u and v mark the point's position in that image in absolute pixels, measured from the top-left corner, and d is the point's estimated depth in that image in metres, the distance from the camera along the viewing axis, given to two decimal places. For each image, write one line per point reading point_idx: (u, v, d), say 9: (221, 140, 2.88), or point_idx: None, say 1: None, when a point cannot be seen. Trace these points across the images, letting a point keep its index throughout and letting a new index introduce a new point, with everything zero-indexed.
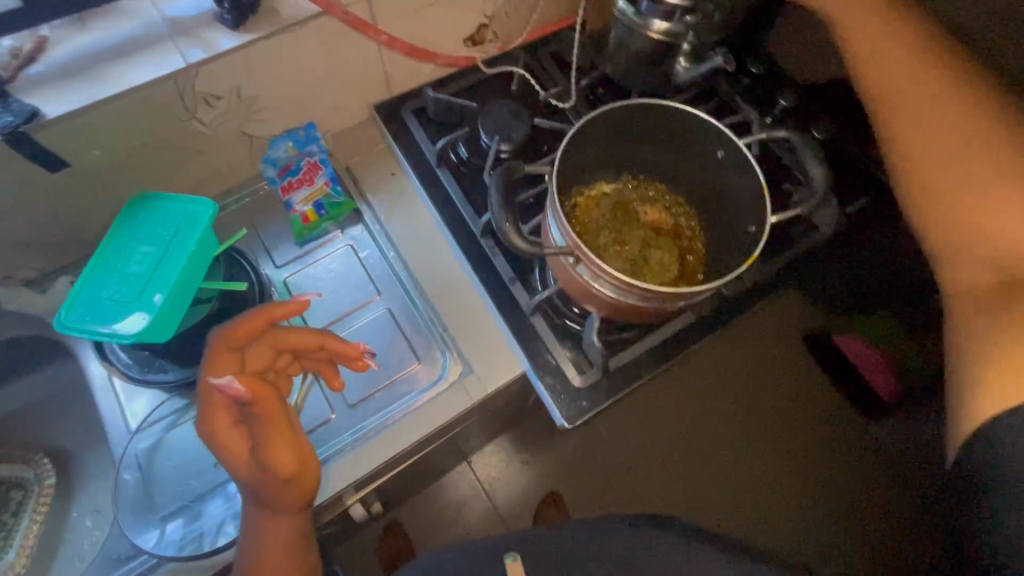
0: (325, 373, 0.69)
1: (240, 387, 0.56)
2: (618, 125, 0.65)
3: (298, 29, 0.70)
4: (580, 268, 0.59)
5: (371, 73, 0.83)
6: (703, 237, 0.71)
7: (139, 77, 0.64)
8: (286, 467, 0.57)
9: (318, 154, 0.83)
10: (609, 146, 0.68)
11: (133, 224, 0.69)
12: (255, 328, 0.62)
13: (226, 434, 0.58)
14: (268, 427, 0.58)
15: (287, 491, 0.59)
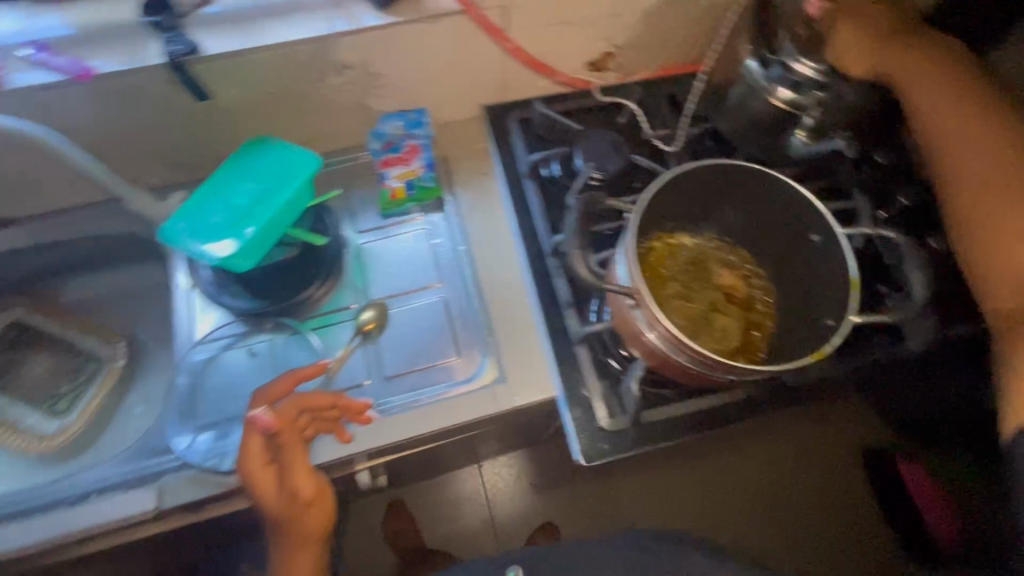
0: (335, 432, 0.74)
1: (272, 418, 0.68)
2: (717, 181, 0.63)
3: (434, 21, 0.75)
4: (637, 312, 0.58)
5: (490, 76, 0.86)
6: (775, 317, 0.67)
7: (288, 34, 0.72)
8: (306, 494, 0.68)
9: (421, 137, 0.86)
10: (701, 200, 0.66)
11: (247, 161, 0.76)
12: (284, 389, 0.72)
13: (259, 473, 0.68)
14: (294, 457, 0.69)
15: (310, 519, 0.71)
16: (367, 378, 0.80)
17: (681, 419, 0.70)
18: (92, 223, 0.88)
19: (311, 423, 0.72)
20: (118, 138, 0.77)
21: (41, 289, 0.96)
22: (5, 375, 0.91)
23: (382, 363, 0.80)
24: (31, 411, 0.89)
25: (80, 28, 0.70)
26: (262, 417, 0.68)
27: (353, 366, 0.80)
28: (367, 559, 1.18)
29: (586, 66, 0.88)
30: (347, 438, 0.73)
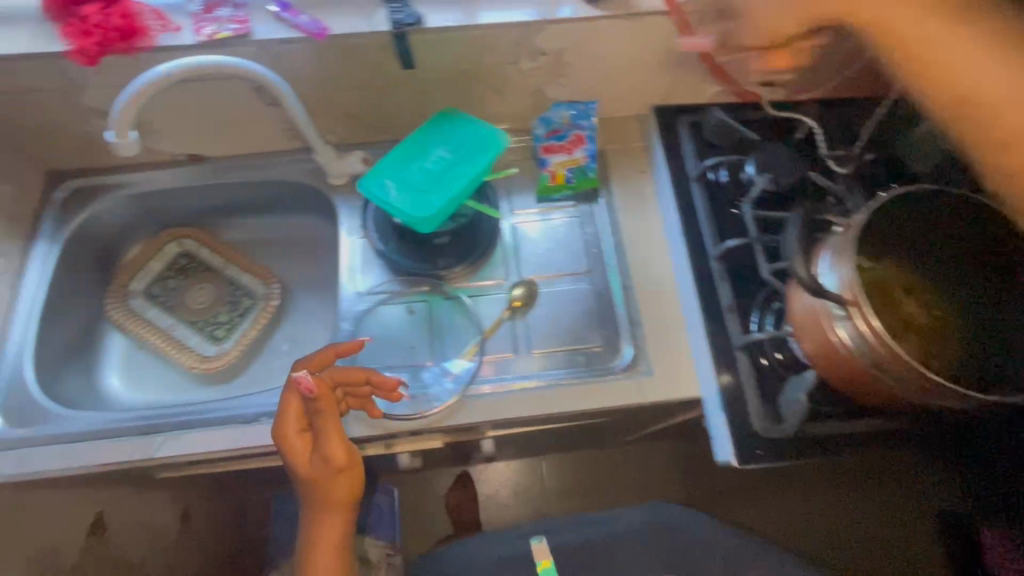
0: (366, 408, 0.75)
1: (311, 383, 0.66)
2: (930, 210, 0.66)
3: (636, 19, 0.77)
4: (840, 324, 0.61)
5: (666, 78, 0.88)
6: (955, 353, 0.66)
7: (501, 18, 0.75)
8: (337, 460, 0.67)
9: (587, 130, 0.90)
10: (905, 226, 0.67)
11: (439, 129, 0.80)
12: (322, 361, 0.72)
13: (295, 437, 0.69)
14: (327, 423, 0.68)
15: (338, 489, 0.69)
16: (515, 349, 0.83)
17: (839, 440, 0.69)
18: (273, 170, 0.96)
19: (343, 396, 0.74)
20: (323, 95, 0.83)
21: (211, 225, 1.04)
22: (172, 297, 1.00)
23: (530, 338, 0.84)
24: (193, 333, 0.97)
25: None
26: (303, 379, 0.66)
27: (501, 338, 0.84)
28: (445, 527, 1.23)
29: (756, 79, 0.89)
30: (379, 413, 0.75)
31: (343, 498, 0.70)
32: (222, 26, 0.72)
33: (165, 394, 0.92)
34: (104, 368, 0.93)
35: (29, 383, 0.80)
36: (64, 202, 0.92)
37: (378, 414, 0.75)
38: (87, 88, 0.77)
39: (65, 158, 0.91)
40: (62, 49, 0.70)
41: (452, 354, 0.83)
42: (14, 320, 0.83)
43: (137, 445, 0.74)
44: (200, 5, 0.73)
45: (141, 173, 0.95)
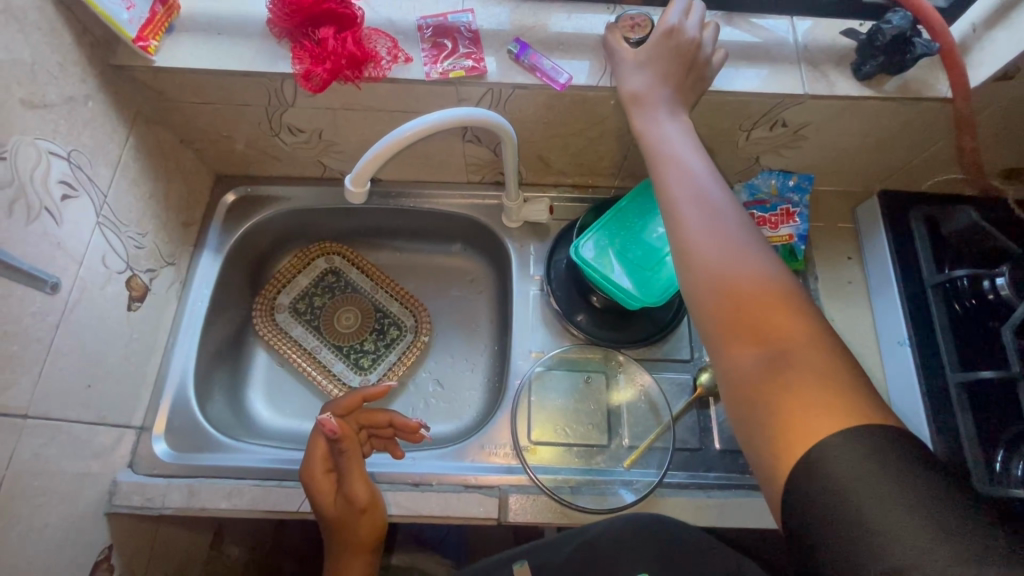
0: (390, 449, 0.73)
1: (335, 422, 0.64)
2: None
3: (912, 102, 0.68)
4: None
5: (905, 162, 0.79)
6: None
7: (759, 86, 0.68)
8: (361, 501, 0.64)
9: (798, 206, 0.80)
10: None
11: (651, 197, 0.76)
12: (350, 402, 0.70)
13: (319, 478, 0.65)
14: (354, 463, 0.65)
15: (362, 532, 0.64)
16: (701, 445, 0.75)
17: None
18: (445, 200, 0.91)
19: (368, 438, 0.72)
20: (530, 138, 0.77)
21: (362, 244, 1.00)
22: (319, 317, 0.95)
23: (717, 433, 0.76)
24: (338, 359, 0.93)
25: (554, 32, 0.69)
26: (328, 419, 0.64)
27: (686, 427, 0.76)
28: None
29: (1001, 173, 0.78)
30: (401, 455, 0.73)
31: (367, 543, 0.65)
32: (456, 61, 0.66)
33: (309, 422, 0.88)
34: (250, 387, 0.89)
35: (192, 405, 0.77)
36: (230, 210, 0.89)
37: (400, 455, 0.73)
38: (293, 108, 0.72)
39: (239, 164, 0.87)
40: (288, 71, 0.66)
41: (636, 443, 0.75)
42: (179, 333, 0.81)
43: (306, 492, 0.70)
44: (432, 36, 0.68)
45: (309, 187, 0.91)
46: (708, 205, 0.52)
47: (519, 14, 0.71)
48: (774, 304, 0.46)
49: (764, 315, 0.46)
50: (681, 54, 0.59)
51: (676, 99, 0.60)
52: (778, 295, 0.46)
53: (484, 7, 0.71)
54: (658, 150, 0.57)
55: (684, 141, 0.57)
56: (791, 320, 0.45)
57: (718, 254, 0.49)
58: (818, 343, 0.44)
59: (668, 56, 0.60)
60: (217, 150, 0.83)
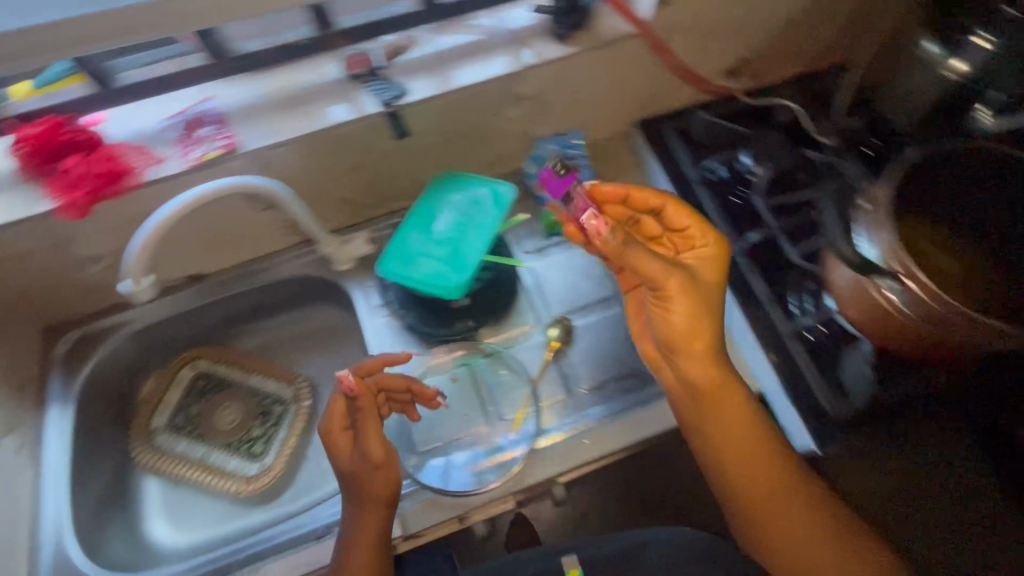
0: (407, 412, 0.77)
1: (351, 379, 0.65)
2: (961, 164, 0.67)
3: (610, 46, 0.79)
4: (889, 292, 0.60)
5: (644, 93, 0.90)
6: (990, 283, 0.69)
7: (482, 74, 0.76)
8: (375, 458, 0.64)
9: (578, 158, 0.90)
10: (927, 185, 0.68)
11: (437, 195, 0.81)
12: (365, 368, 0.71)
13: (336, 434, 0.67)
14: (369, 423, 0.65)
15: (376, 488, 0.65)
16: (565, 392, 0.81)
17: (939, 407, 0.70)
18: (277, 269, 0.94)
19: (386, 400, 0.74)
20: (318, 186, 0.82)
21: (220, 339, 1.00)
22: (201, 424, 0.95)
23: (576, 375, 0.82)
24: (232, 456, 0.93)
25: (293, 90, 0.75)
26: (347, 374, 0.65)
27: (551, 382, 0.82)
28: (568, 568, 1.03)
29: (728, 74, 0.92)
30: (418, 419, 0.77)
31: (383, 500, 0.65)
32: (208, 146, 0.71)
33: (218, 527, 0.87)
34: (148, 519, 0.87)
35: (77, 560, 0.75)
36: (67, 357, 0.88)
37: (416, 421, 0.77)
38: (77, 238, 0.74)
39: (59, 312, 0.87)
40: (49, 208, 0.68)
41: (513, 414, 0.80)
42: (45, 496, 0.78)
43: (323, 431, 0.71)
44: (181, 131, 0.72)
45: (143, 306, 0.91)
46: (725, 428, 0.66)
47: (257, 84, 0.76)
48: (748, 465, 0.65)
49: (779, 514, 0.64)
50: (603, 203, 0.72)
51: (694, 306, 0.64)
52: (821, 520, 0.63)
53: (224, 89, 0.76)
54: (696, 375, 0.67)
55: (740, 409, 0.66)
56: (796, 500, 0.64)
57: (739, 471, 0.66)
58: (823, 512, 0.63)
59: (688, 284, 0.64)
60: (30, 306, 0.83)
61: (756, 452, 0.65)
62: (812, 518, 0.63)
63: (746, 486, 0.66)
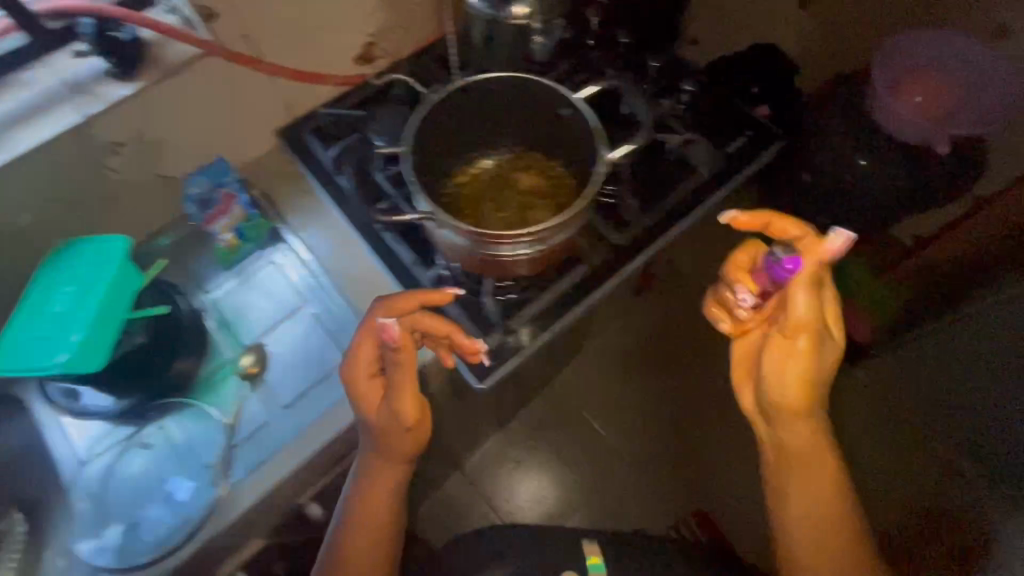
0: (443, 354, 0.72)
1: (394, 330, 0.63)
2: (490, 102, 0.71)
3: (184, 71, 0.77)
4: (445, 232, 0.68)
5: (271, 102, 0.90)
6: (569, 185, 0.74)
7: (42, 136, 0.71)
8: (408, 417, 0.67)
9: (232, 184, 0.91)
10: (482, 126, 0.74)
11: (54, 267, 0.75)
12: (402, 307, 0.67)
13: (365, 384, 0.69)
14: (405, 375, 0.66)
15: (405, 443, 0.70)
16: (267, 415, 0.81)
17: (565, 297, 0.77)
18: None
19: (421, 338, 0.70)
20: None
21: None
22: None
23: (276, 395, 0.83)
24: None
25: None
26: (389, 326, 0.63)
27: (250, 411, 0.82)
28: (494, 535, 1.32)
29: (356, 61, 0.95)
30: (449, 363, 0.72)
31: (406, 452, 0.71)
32: None
33: None
34: None
35: None
36: None
37: (449, 365, 0.72)
38: None
39: None
40: None
41: (210, 460, 0.79)
42: None
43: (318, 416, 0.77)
44: None
45: None
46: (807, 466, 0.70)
47: None
48: (816, 493, 0.70)
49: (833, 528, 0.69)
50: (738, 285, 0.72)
51: (810, 378, 0.66)
52: (841, 511, 0.69)
53: None
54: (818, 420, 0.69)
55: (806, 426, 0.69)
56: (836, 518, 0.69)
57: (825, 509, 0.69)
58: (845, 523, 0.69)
59: (819, 355, 0.65)
60: None
61: (829, 467, 0.70)
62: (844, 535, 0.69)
63: (807, 510, 0.70)
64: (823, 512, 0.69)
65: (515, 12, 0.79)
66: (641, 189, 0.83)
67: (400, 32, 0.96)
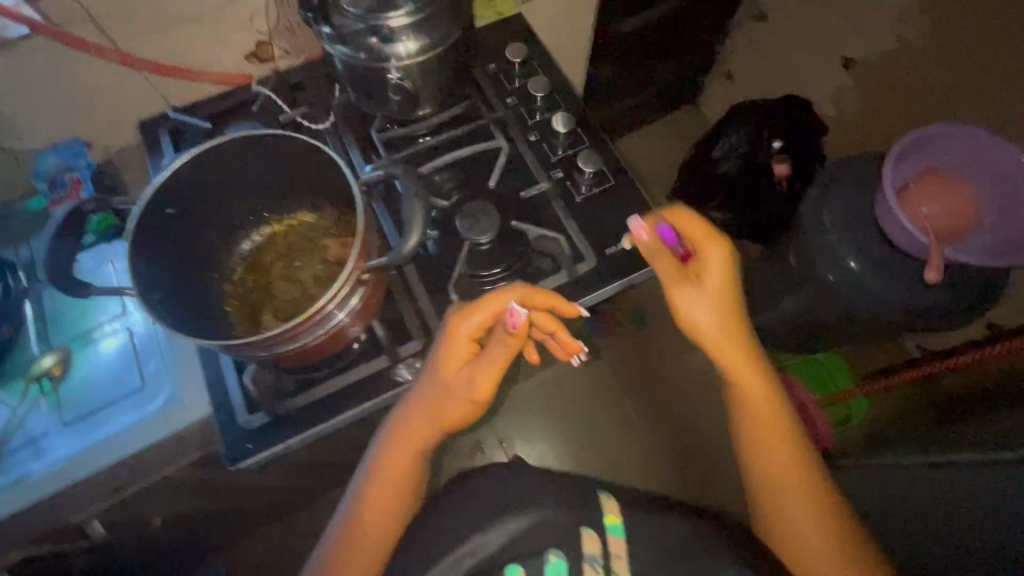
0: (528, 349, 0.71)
1: (522, 318, 0.59)
2: (285, 160, 0.62)
3: (13, 49, 0.72)
4: (152, 299, 0.55)
5: (137, 90, 0.84)
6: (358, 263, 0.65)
7: None
8: (480, 393, 0.63)
9: (81, 170, 0.84)
10: (287, 181, 0.66)
11: None
12: (542, 301, 0.62)
13: (463, 343, 0.64)
14: (500, 359, 0.61)
15: (457, 415, 0.64)
16: (46, 430, 0.77)
17: (359, 385, 0.68)
18: None
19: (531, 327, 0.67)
20: None
21: None
22: None
23: (62, 411, 0.78)
24: None
25: None
26: (518, 313, 0.59)
27: (30, 422, 0.77)
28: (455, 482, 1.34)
29: (245, 58, 0.87)
30: (535, 358, 0.71)
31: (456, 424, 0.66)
32: None
33: None
34: None
35: None
36: None
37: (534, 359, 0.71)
38: None
39: None
40: None
41: None
42: None
43: (426, 363, 0.66)
44: None
45: None
46: (780, 441, 0.61)
47: None
48: (792, 484, 0.59)
49: (782, 477, 0.60)
50: (671, 276, 0.61)
51: (718, 310, 0.60)
52: (814, 477, 0.60)
53: None
54: (759, 389, 0.61)
55: (758, 390, 0.61)
56: (796, 471, 0.60)
57: (793, 496, 0.59)
58: (814, 494, 0.59)
59: (713, 218, 0.61)
60: None
61: (784, 451, 0.60)
62: (808, 492, 0.59)
63: (768, 488, 0.60)
64: (816, 516, 0.58)
65: (376, 46, 0.67)
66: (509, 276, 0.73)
67: (299, 33, 0.87)
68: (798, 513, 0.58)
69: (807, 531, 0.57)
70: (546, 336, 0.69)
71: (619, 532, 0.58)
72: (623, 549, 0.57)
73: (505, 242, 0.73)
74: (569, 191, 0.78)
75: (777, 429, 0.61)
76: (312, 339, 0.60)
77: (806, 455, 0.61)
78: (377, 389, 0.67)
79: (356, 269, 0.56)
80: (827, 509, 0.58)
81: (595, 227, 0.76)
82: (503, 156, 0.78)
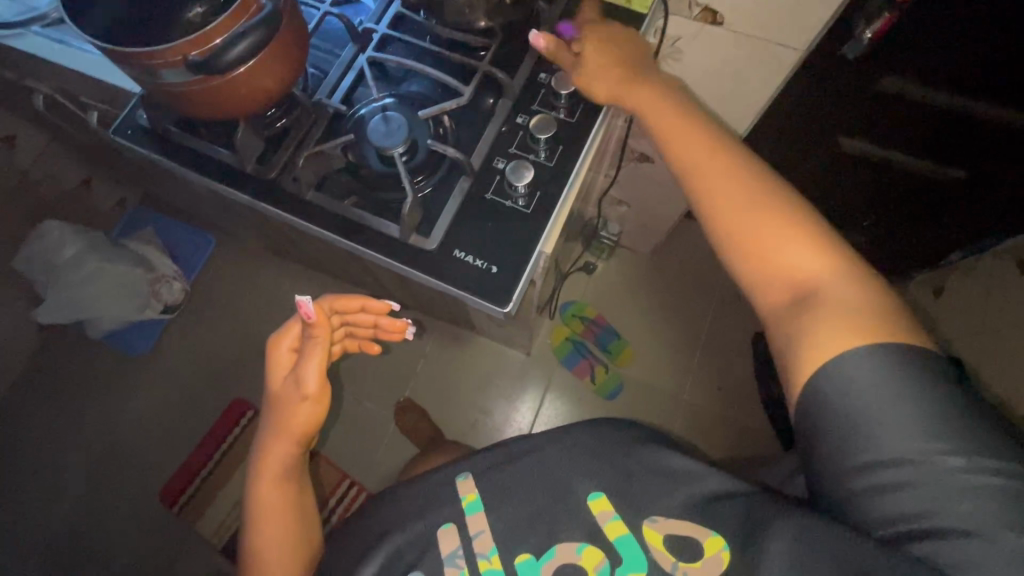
0: (365, 344, 0.83)
1: (312, 308, 0.69)
2: None
3: None
4: None
5: None
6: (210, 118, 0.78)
7: None
8: (308, 386, 0.71)
9: None
10: None
11: None
12: (352, 305, 0.76)
13: (285, 352, 0.75)
14: (318, 345, 0.71)
15: (298, 417, 0.72)
16: None
17: (211, 163, 0.77)
18: None
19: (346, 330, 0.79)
20: None
21: None
22: None
23: None
24: None
25: None
26: (307, 304, 0.69)
27: None
28: (411, 428, 1.54)
29: None
30: (376, 349, 0.82)
31: (297, 429, 0.72)
32: None
33: None
34: None
35: None
36: None
37: (373, 349, 0.82)
38: None
39: None
40: None
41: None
42: None
43: (268, 388, 0.77)
44: None
45: None
46: (769, 225, 0.56)
47: None
48: (811, 264, 0.54)
49: (812, 269, 0.54)
50: (608, 38, 0.71)
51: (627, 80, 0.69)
52: (822, 234, 0.56)
53: None
54: (729, 196, 0.59)
55: (721, 144, 0.63)
56: (811, 259, 0.55)
57: (826, 264, 0.54)
58: (826, 249, 0.55)
59: (612, 33, 0.72)
60: None
61: (761, 196, 0.58)
62: (819, 302, 0.52)
63: (766, 251, 0.56)
64: (838, 301, 0.52)
65: None
66: (377, 194, 0.75)
67: None
68: (827, 317, 0.52)
69: (830, 333, 0.51)
70: (375, 333, 0.82)
71: (477, 511, 0.63)
72: (480, 525, 0.62)
73: (392, 168, 0.72)
74: (486, 184, 0.74)
75: (756, 191, 0.58)
76: (124, 73, 0.65)
77: (788, 196, 0.58)
78: (217, 178, 0.77)
79: (185, 49, 0.59)
80: (851, 289, 0.53)
81: (469, 228, 0.73)
82: (456, 101, 0.74)
